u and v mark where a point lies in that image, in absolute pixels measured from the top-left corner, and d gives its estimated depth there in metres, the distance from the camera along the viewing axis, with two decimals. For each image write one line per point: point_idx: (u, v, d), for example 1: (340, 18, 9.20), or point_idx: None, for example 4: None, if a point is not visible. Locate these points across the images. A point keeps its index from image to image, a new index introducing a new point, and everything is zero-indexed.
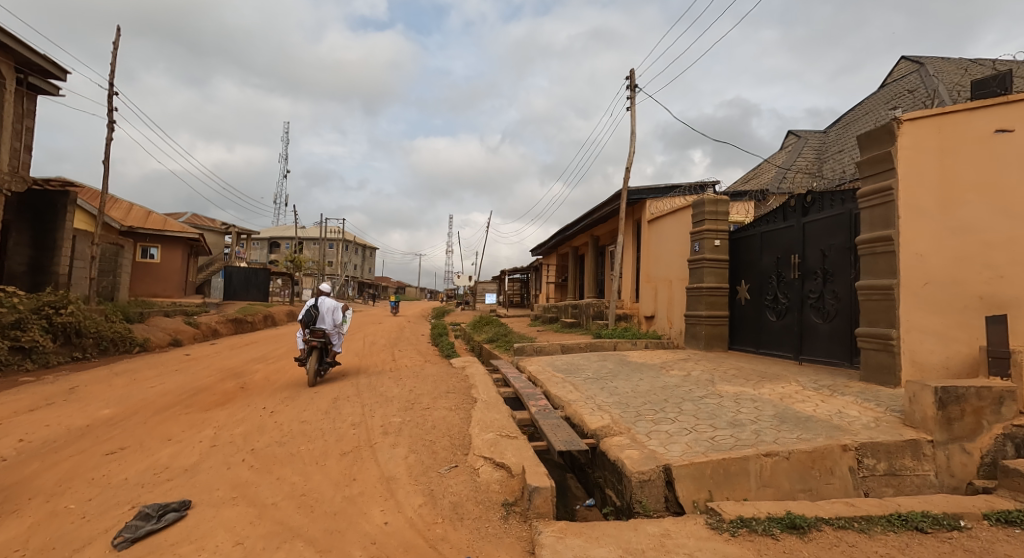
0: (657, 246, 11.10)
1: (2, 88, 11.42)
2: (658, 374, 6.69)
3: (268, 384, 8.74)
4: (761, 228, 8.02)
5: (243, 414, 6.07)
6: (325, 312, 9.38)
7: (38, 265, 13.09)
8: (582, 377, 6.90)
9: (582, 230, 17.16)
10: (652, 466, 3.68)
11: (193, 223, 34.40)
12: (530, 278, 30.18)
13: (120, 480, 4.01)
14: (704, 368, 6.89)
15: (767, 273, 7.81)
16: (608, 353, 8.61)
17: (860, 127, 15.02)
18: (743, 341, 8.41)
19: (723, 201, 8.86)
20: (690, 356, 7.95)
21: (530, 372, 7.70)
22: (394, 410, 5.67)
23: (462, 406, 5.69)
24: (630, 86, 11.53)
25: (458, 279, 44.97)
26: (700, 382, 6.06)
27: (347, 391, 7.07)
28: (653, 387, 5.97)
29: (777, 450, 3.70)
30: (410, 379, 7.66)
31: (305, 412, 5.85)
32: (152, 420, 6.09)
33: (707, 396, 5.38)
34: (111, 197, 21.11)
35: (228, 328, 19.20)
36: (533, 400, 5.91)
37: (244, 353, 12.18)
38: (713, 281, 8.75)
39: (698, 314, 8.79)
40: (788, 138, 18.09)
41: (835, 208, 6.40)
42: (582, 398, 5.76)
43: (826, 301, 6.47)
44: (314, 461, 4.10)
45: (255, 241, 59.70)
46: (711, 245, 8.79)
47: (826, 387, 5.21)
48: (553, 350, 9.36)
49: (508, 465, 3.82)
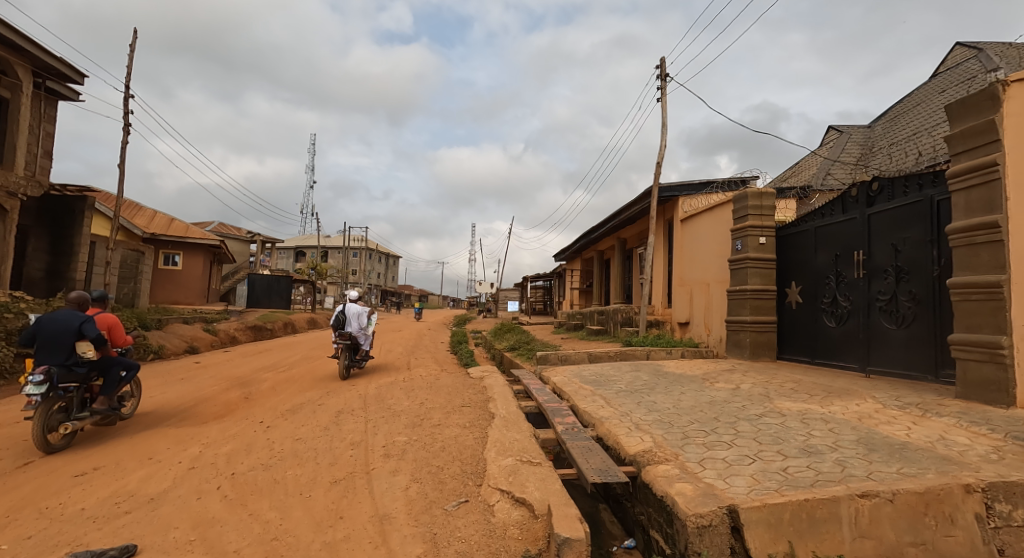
0: (692, 246, 10.27)
1: (19, 92, 11.37)
2: (701, 387, 5.87)
3: (275, 394, 8.22)
4: (815, 222, 7.12)
5: (235, 430, 5.50)
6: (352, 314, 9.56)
7: (55, 271, 13.01)
8: (614, 390, 6.11)
9: (608, 232, 16.36)
10: (712, 507, 2.89)
11: (219, 231, 34.82)
12: (554, 284, 29.38)
13: (74, 511, 3.42)
14: (754, 380, 6.03)
15: (823, 274, 6.90)
16: (641, 363, 7.80)
17: (911, 119, 13.85)
18: (794, 350, 7.49)
19: (769, 194, 7.99)
20: (735, 367, 7.07)
21: (555, 384, 6.94)
22: (400, 428, 5.00)
23: (477, 423, 4.98)
24: (660, 75, 10.75)
25: (480, 286, 44.43)
26: (753, 397, 5.22)
27: (353, 403, 6.45)
28: (699, 403, 5.14)
29: (878, 491, 2.87)
30: (422, 390, 6.98)
31: (302, 428, 5.23)
32: (140, 435, 5.58)
33: (766, 415, 4.54)
34: (135, 205, 21.28)
35: (247, 336, 18.97)
36: (558, 416, 5.17)
37: (256, 360, 11.76)
38: (758, 282, 7.88)
39: (742, 320, 7.90)
40: (829, 133, 16.96)
41: (910, 196, 5.50)
42: (616, 415, 4.98)
43: (899, 303, 5.56)
44: (297, 493, 3.44)
45: (281, 250, 60.55)
46: (756, 243, 7.93)
47: (914, 405, 4.32)
48: (580, 359, 8.60)
49: (530, 503, 3.09)
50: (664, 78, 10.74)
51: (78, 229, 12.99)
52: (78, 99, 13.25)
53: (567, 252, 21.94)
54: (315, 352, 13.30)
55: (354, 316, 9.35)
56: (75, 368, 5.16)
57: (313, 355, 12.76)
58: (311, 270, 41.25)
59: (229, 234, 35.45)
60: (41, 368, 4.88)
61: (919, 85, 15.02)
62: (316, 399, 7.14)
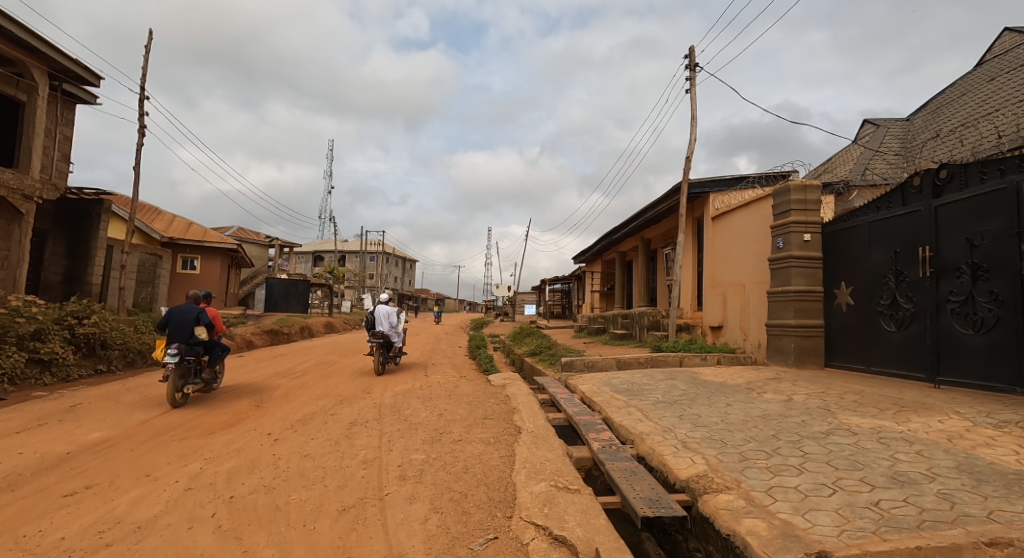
0: (725, 245, 9.67)
1: (34, 94, 11.32)
2: (748, 398, 5.30)
3: (287, 402, 7.85)
4: (869, 217, 6.49)
5: (241, 443, 5.11)
6: (382, 315, 10.43)
7: (72, 275, 12.93)
8: (650, 401, 5.56)
9: (630, 233, 15.79)
10: (798, 554, 2.35)
11: (238, 236, 35.04)
12: (573, 288, 28.79)
13: (52, 541, 3.03)
14: (807, 391, 5.43)
15: (880, 273, 6.27)
16: (675, 371, 7.24)
17: (956, 110, 13.03)
18: (845, 357, 6.85)
19: (813, 187, 7.36)
20: (781, 376, 6.45)
21: (583, 393, 6.43)
22: (417, 443, 4.54)
23: (501, 439, 4.50)
24: (689, 65, 10.18)
25: (497, 290, 43.93)
26: (811, 410, 4.64)
27: (367, 413, 6.02)
28: (750, 417, 4.57)
29: (1008, 537, 2.30)
30: (440, 400, 6.51)
31: (311, 443, 4.82)
32: (141, 447, 5.23)
33: (833, 433, 3.96)
34: (155, 209, 21.38)
35: (263, 340, 18.80)
36: (591, 430, 4.67)
37: (269, 366, 11.46)
38: (803, 283, 7.26)
39: (786, 324, 7.27)
40: (863, 128, 16.16)
41: (989, 183, 4.89)
42: (658, 430, 4.44)
43: (977, 306, 4.94)
44: (300, 525, 3.00)
45: (300, 255, 60.95)
46: (800, 240, 7.32)
47: (1013, 423, 3.70)
48: (608, 366, 8.05)
49: (572, 544, 2.59)
50: (693, 68, 10.17)
51: (95, 233, 12.93)
52: (96, 102, 13.22)
53: (587, 254, 21.36)
54: (330, 357, 12.97)
55: (384, 316, 10.14)
56: (194, 346, 7.53)
57: (328, 360, 12.42)
58: (328, 274, 41.27)
59: (248, 239, 35.65)
60: (175, 346, 7.25)
61: (963, 74, 14.21)
62: (329, 408, 6.74)
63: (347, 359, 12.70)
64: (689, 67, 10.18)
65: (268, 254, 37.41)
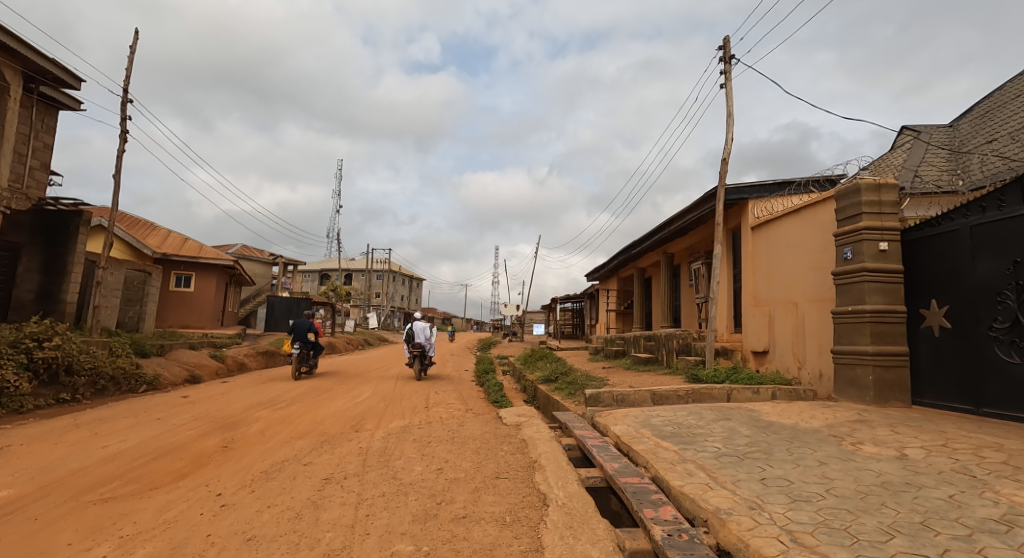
0: (771, 258, 8.43)
1: (7, 96, 10.54)
2: (844, 453, 4.01)
3: (261, 442, 6.65)
4: (970, 219, 5.29)
5: (177, 512, 3.91)
6: (419, 330, 12.79)
7: (46, 292, 11.90)
8: (711, 452, 4.29)
9: (651, 247, 14.58)
10: None
11: (241, 254, 34.31)
12: (585, 307, 27.49)
13: None
14: (920, 442, 4.13)
15: (991, 289, 5.04)
16: (728, 409, 5.94)
17: (1014, 111, 11.76)
18: (941, 394, 5.56)
19: (888, 186, 6.17)
20: (868, 419, 5.12)
21: (618, 438, 5.19)
22: (403, 521, 3.30)
23: (519, 517, 3.25)
24: (724, 56, 9.09)
25: (505, 309, 42.61)
26: (950, 477, 3.34)
27: (349, 464, 4.79)
28: (865, 486, 3.29)
29: None
30: (441, 445, 5.27)
31: (264, 515, 3.62)
32: (52, 514, 4.04)
33: (1015, 522, 2.66)
34: (149, 225, 20.56)
35: (257, 362, 17.66)
36: (640, 499, 3.44)
37: (254, 393, 10.25)
38: (880, 301, 5.98)
39: (861, 352, 5.94)
40: (902, 133, 14.90)
41: None
42: (742, 505, 3.16)
43: None
44: None
45: (306, 274, 60.23)
46: (874, 249, 6.07)
47: None
48: (642, 401, 6.78)
49: None
50: (728, 60, 9.08)
51: (72, 246, 11.97)
52: (79, 108, 12.46)
53: (601, 271, 20.19)
54: (323, 383, 11.79)
55: (420, 331, 12.41)
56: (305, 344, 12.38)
57: (321, 386, 11.23)
58: (332, 292, 40.36)
59: (252, 256, 34.79)
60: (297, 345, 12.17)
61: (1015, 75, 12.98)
62: (305, 454, 5.53)
63: (342, 384, 11.51)
64: (724, 59, 9.08)
65: (271, 271, 36.57)
